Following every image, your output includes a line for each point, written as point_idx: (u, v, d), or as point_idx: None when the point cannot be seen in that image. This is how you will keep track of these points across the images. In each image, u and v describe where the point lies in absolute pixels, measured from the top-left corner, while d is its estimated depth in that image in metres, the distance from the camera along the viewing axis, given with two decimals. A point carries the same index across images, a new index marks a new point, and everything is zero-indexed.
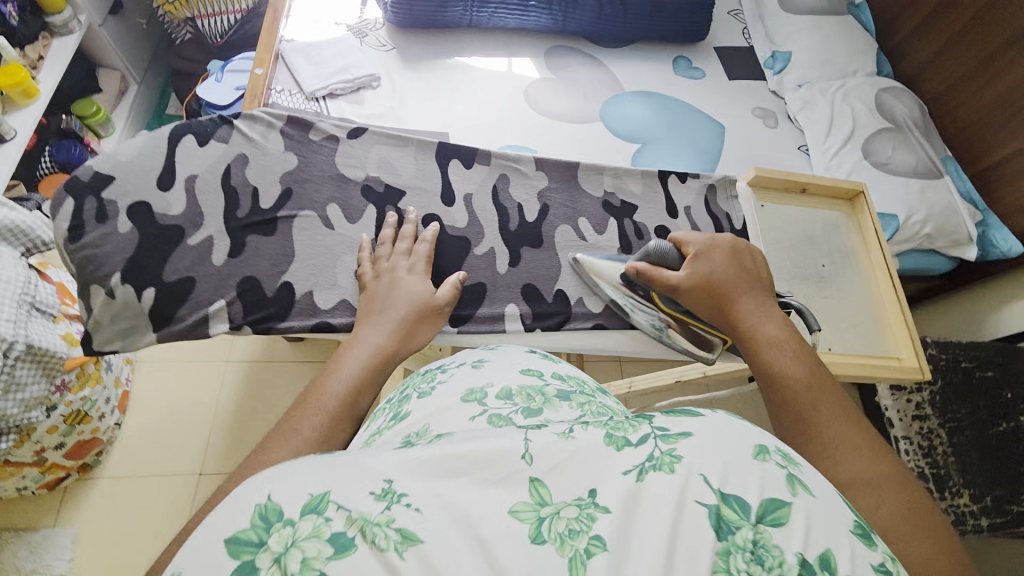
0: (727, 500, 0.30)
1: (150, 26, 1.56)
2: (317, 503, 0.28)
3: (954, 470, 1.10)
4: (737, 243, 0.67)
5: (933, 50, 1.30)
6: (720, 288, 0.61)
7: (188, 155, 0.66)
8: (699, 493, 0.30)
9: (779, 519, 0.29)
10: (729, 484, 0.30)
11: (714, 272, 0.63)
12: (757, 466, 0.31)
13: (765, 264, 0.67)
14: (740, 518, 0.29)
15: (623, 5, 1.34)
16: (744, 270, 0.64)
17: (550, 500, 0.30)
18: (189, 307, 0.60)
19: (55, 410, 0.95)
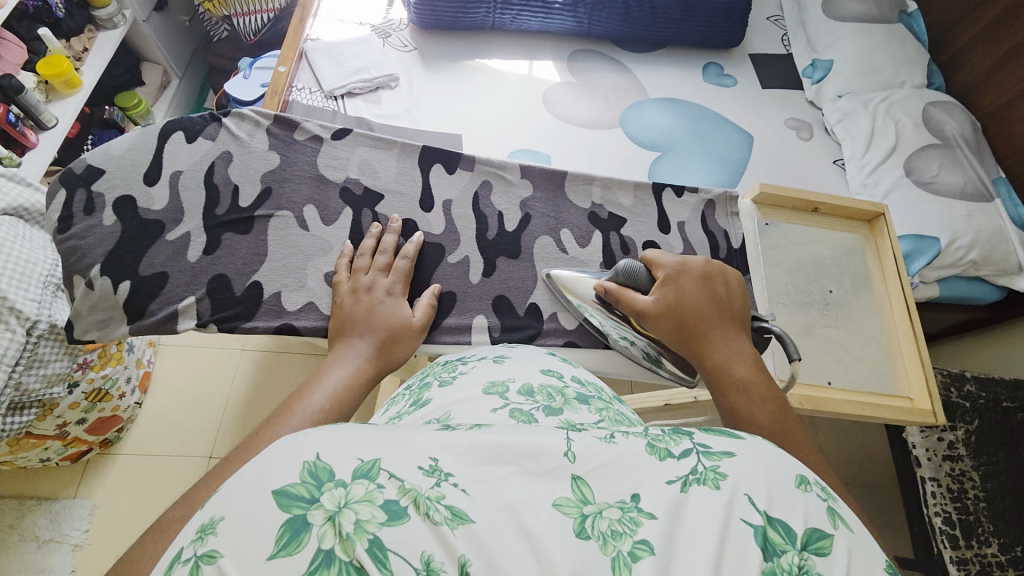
0: (773, 523, 0.29)
1: (192, 24, 1.63)
2: (369, 469, 0.28)
3: (986, 517, 0.94)
4: (710, 266, 0.63)
5: (992, 62, 1.19)
6: (688, 317, 0.58)
7: (176, 151, 0.68)
8: (744, 513, 0.29)
9: (823, 548, 0.29)
10: (775, 507, 0.29)
11: (683, 299, 0.59)
12: (802, 494, 0.31)
13: (742, 291, 0.63)
14: (786, 542, 0.28)
15: (652, 9, 1.29)
16: (717, 297, 0.60)
17: (593, 500, 0.29)
18: (160, 301, 0.62)
19: (78, 387, 0.99)
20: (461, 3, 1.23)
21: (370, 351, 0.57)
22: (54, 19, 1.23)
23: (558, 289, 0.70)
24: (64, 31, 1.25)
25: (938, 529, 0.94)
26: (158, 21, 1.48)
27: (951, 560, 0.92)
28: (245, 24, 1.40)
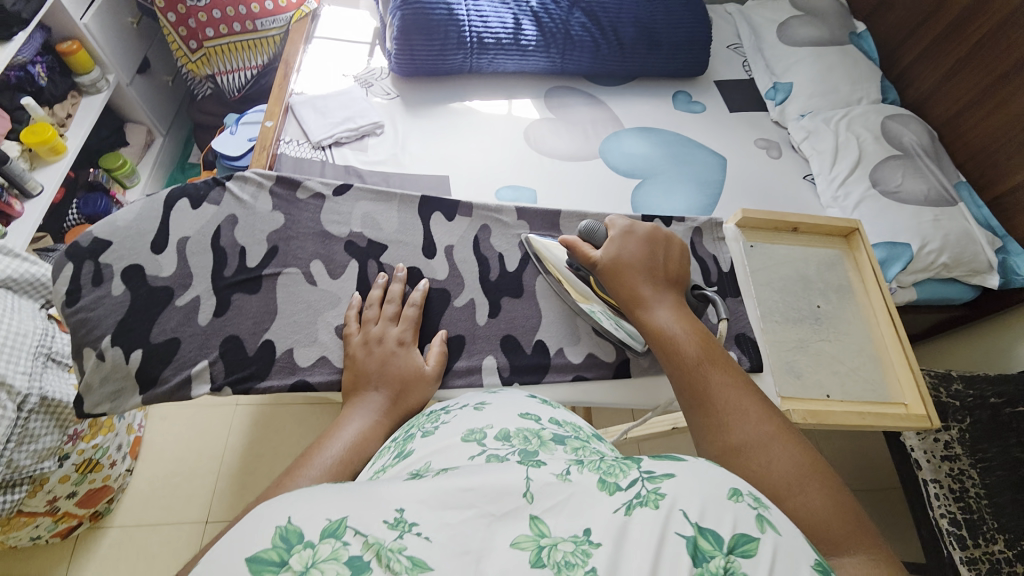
0: (704, 532, 0.30)
1: (175, 83, 1.67)
2: (336, 527, 0.28)
3: (988, 514, 0.96)
4: (654, 232, 0.68)
5: (941, 74, 1.28)
6: (629, 270, 0.64)
7: (181, 217, 0.70)
8: (679, 526, 0.30)
9: (749, 551, 0.30)
10: (706, 519, 0.31)
11: (623, 258, 0.65)
12: (732, 505, 0.32)
13: (681, 262, 0.67)
14: (714, 550, 0.30)
15: (620, 45, 1.37)
16: (655, 259, 0.65)
17: (549, 533, 0.30)
18: (174, 368, 0.63)
19: (67, 459, 0.96)
20: (439, 50, 1.27)
21: (384, 403, 0.58)
22: (37, 87, 1.25)
23: (561, 323, 0.73)
24: (46, 99, 1.26)
25: (945, 530, 0.96)
26: (141, 83, 1.51)
27: (961, 560, 0.94)
28: (229, 81, 1.44)
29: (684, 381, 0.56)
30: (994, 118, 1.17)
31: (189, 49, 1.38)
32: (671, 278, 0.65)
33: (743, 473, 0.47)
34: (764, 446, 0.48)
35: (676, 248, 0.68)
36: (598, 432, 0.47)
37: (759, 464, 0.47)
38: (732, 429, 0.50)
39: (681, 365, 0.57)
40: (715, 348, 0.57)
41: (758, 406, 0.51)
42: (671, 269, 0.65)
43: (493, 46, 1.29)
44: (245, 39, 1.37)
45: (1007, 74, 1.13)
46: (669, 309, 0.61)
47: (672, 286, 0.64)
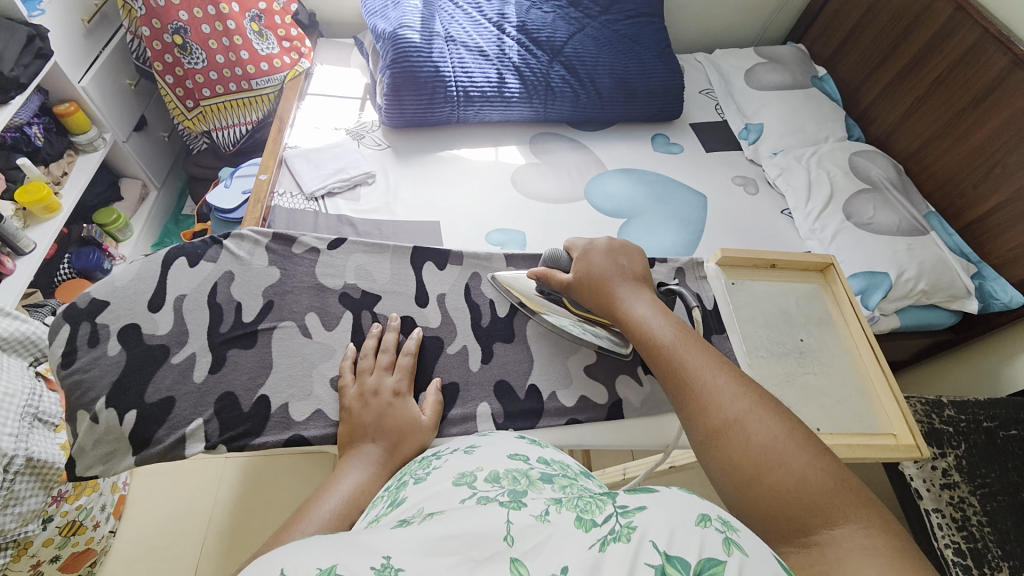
0: (672, 560, 0.31)
1: (171, 139, 1.72)
2: (325, 575, 0.28)
3: (993, 542, 0.95)
4: (613, 243, 0.73)
5: (901, 112, 1.36)
6: (600, 282, 0.69)
7: (178, 275, 0.71)
8: (648, 556, 0.31)
9: (716, 573, 0.30)
10: (674, 546, 0.31)
11: (593, 269, 0.70)
12: (700, 530, 0.33)
13: (643, 263, 0.73)
14: (682, 574, 0.30)
15: (599, 95, 1.45)
16: (620, 265, 0.70)
17: None
18: (167, 427, 0.62)
19: (51, 522, 0.93)
20: (427, 103, 1.34)
21: (381, 455, 0.57)
22: (33, 147, 1.28)
23: (552, 365, 0.74)
24: (41, 158, 1.29)
25: (951, 562, 0.94)
26: (138, 140, 1.56)
27: None
28: (224, 137, 1.49)
29: (660, 365, 0.60)
30: (958, 150, 1.23)
31: (186, 107, 1.43)
32: (640, 277, 0.70)
33: (727, 450, 0.51)
34: (744, 420, 0.51)
35: (634, 252, 0.73)
36: (586, 469, 0.47)
37: (742, 438, 0.50)
38: (712, 409, 0.53)
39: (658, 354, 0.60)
40: (689, 332, 0.62)
41: (734, 382, 0.55)
42: (636, 270, 0.70)
43: (479, 98, 1.37)
44: (240, 98, 1.43)
45: (964, 109, 1.21)
46: (642, 302, 0.66)
47: (641, 284, 0.69)
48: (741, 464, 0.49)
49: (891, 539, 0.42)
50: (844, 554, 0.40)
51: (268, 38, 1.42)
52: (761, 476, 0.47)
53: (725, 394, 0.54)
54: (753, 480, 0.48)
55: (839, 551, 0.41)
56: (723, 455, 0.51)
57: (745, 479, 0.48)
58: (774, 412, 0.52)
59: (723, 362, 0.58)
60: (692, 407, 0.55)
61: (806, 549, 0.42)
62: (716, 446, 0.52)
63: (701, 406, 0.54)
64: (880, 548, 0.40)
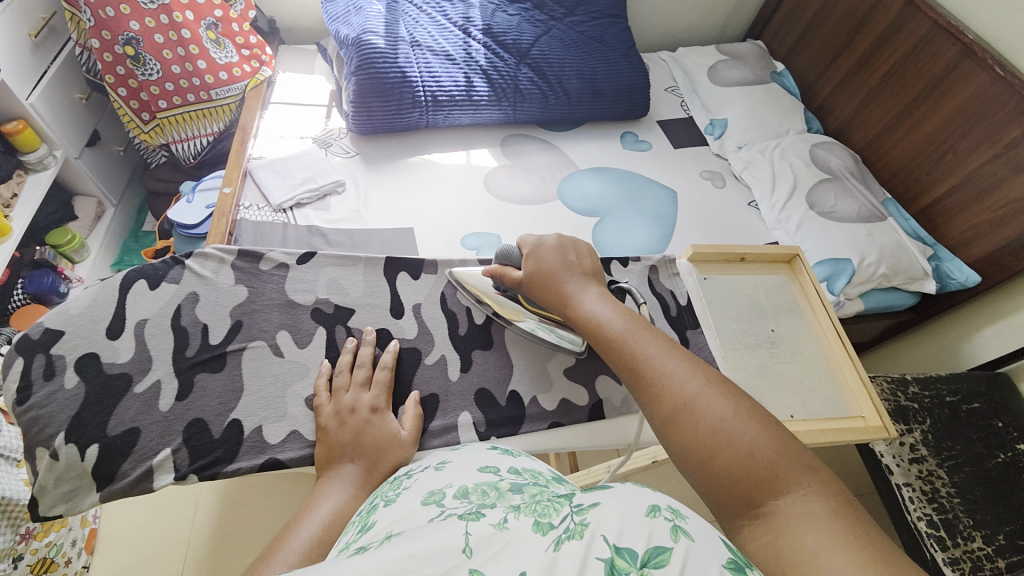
0: (621, 552, 0.32)
1: (127, 153, 1.65)
2: None
3: (962, 512, 0.99)
4: (562, 238, 0.72)
5: (856, 104, 1.42)
6: (551, 279, 0.67)
7: (139, 299, 0.68)
8: (598, 550, 0.32)
9: (661, 562, 0.31)
10: (624, 538, 0.32)
11: (543, 267, 0.68)
12: (650, 520, 0.34)
13: (593, 256, 0.72)
14: (629, 565, 0.31)
15: (567, 95, 1.46)
16: (570, 261, 0.69)
17: None
18: (133, 460, 0.60)
19: (20, 561, 0.93)
20: (395, 109, 1.32)
21: (360, 475, 0.56)
22: None
23: (532, 370, 0.74)
24: None
25: (925, 532, 0.98)
26: (90, 155, 1.49)
27: (943, 561, 0.96)
28: (183, 149, 1.44)
29: (612, 356, 0.59)
30: (911, 139, 1.29)
31: (141, 120, 1.37)
32: (590, 272, 0.69)
33: (680, 435, 0.50)
34: (695, 403, 0.51)
35: (582, 246, 0.72)
36: (557, 476, 0.47)
37: (693, 422, 0.50)
38: (661, 394, 0.53)
39: (610, 346, 0.59)
40: (639, 320, 0.61)
41: (683, 365, 0.54)
42: (586, 266, 0.69)
43: (447, 102, 1.36)
44: (199, 109, 1.38)
45: (916, 99, 1.27)
46: (591, 295, 0.65)
47: (590, 278, 0.68)
48: (696, 448, 0.49)
49: (839, 506, 0.43)
50: (793, 527, 0.42)
51: (226, 46, 1.38)
52: (713, 459, 0.48)
53: (675, 379, 0.53)
54: (706, 462, 0.48)
55: (790, 526, 0.42)
56: (677, 439, 0.51)
57: (699, 462, 0.49)
58: (725, 391, 0.52)
59: (673, 346, 0.57)
60: (643, 394, 0.55)
61: (758, 524, 0.44)
62: (670, 431, 0.52)
63: (653, 393, 0.54)
64: (828, 517, 0.42)
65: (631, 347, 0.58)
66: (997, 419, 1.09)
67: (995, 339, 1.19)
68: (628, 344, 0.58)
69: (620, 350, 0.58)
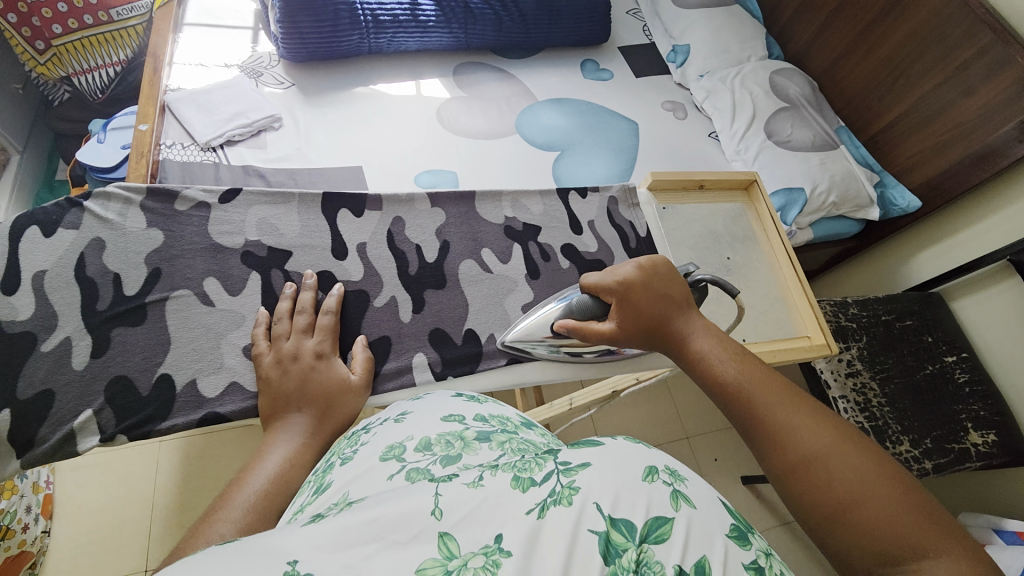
0: (616, 524, 0.28)
1: (27, 91, 1.42)
2: None
3: (892, 418, 1.09)
4: (642, 265, 0.62)
5: (816, 27, 1.38)
6: (649, 326, 0.59)
7: (33, 249, 0.61)
8: (591, 521, 0.28)
9: (662, 535, 0.28)
10: (619, 508, 0.29)
11: (640, 318, 0.59)
12: (646, 486, 0.30)
13: (674, 271, 0.63)
14: (627, 541, 0.28)
15: (521, 16, 1.35)
16: (665, 299, 0.60)
17: (458, 552, 0.26)
18: (51, 424, 0.55)
19: None
20: (331, 31, 1.18)
21: (311, 423, 0.54)
22: None
23: (488, 308, 0.73)
24: None
25: None
26: None
27: None
28: (88, 83, 1.25)
29: (727, 397, 0.52)
30: (868, 62, 1.27)
31: (34, 50, 1.17)
32: (684, 303, 0.61)
33: (809, 494, 0.44)
34: (822, 456, 0.45)
35: (665, 267, 0.63)
36: (526, 421, 0.46)
37: (826, 472, 0.44)
38: (791, 442, 0.46)
39: (720, 389, 0.53)
40: (755, 362, 0.54)
41: (804, 413, 0.48)
42: (678, 297, 0.61)
43: (391, 24, 1.22)
44: (101, 33, 1.18)
45: (875, 20, 1.23)
46: (700, 338, 0.57)
47: (695, 313, 0.61)
48: (826, 504, 0.43)
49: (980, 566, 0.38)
50: None
51: None
52: (847, 518, 0.41)
53: (800, 429, 0.47)
54: (839, 521, 0.42)
55: None
56: (803, 492, 0.45)
57: (826, 518, 0.43)
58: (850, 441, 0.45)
59: (793, 393, 0.50)
60: (766, 437, 0.48)
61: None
62: (796, 481, 0.45)
63: (777, 441, 0.47)
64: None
65: (745, 383, 0.52)
66: (927, 333, 1.18)
67: (932, 260, 1.27)
68: (738, 379, 0.52)
69: (736, 399, 0.51)
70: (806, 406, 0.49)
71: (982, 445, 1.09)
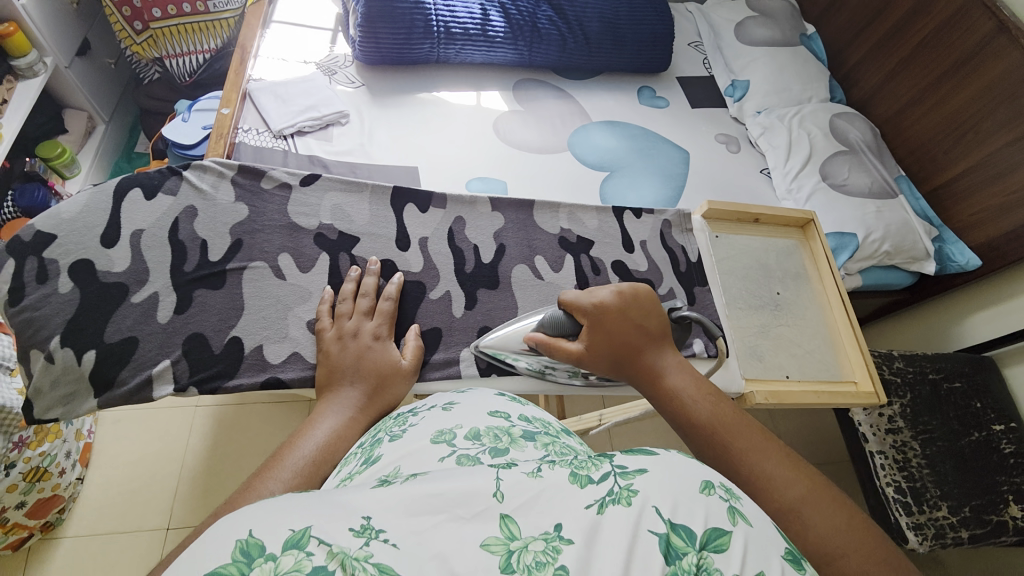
0: (676, 528, 0.29)
1: (120, 66, 1.54)
2: (299, 537, 0.25)
3: (931, 482, 1.03)
4: (621, 291, 0.63)
5: (884, 73, 1.36)
6: (620, 351, 0.59)
7: (134, 209, 0.67)
8: (650, 523, 0.29)
9: (721, 546, 0.29)
10: (678, 514, 0.29)
11: (608, 338, 0.60)
12: (704, 498, 0.31)
13: (657, 307, 0.63)
14: (687, 545, 0.28)
15: (587, 39, 1.38)
16: (631, 330, 0.60)
17: (520, 534, 0.28)
18: (131, 369, 0.60)
19: (13, 468, 0.92)
20: (405, 38, 1.24)
21: (360, 400, 0.56)
22: None
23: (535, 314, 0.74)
24: None
25: (892, 499, 1.02)
26: (80, 66, 1.38)
27: (907, 526, 1.00)
28: (179, 66, 1.35)
29: (701, 438, 0.51)
30: (936, 113, 1.24)
31: (133, 29, 1.27)
32: (656, 338, 0.60)
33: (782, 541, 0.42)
34: (797, 503, 0.43)
35: (645, 299, 0.62)
36: (565, 426, 0.47)
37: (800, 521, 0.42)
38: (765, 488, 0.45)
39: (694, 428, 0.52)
40: (728, 404, 0.53)
41: (781, 461, 0.47)
42: (651, 330, 0.60)
43: (460, 36, 1.28)
44: (196, 21, 1.28)
45: (946, 73, 1.21)
46: (676, 374, 0.58)
47: (668, 350, 0.60)
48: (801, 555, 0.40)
49: None
50: None
51: None
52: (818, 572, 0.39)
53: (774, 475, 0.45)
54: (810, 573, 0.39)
55: None
56: None
57: None
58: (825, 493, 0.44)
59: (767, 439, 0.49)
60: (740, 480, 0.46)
61: None
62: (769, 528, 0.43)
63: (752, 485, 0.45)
64: None
65: (720, 421, 0.51)
66: (977, 398, 1.13)
67: (988, 323, 1.21)
68: (712, 419, 0.52)
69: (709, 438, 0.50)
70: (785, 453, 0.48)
71: (1021, 521, 1.03)
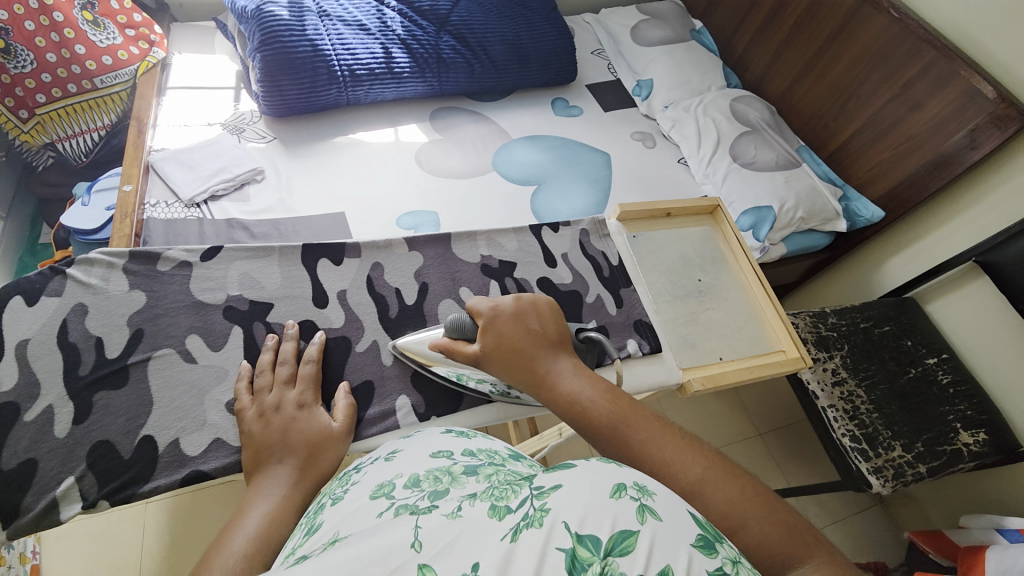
0: (582, 540, 0.29)
1: (10, 159, 1.43)
2: None
3: (880, 424, 1.10)
4: (520, 301, 0.64)
5: (769, 56, 1.47)
6: (518, 358, 0.59)
7: (16, 319, 0.63)
8: (559, 539, 0.29)
9: (626, 548, 0.29)
10: (586, 524, 0.29)
11: (506, 346, 0.60)
12: (614, 502, 0.31)
13: (554, 312, 0.65)
14: (592, 555, 0.28)
15: (492, 63, 1.42)
16: (530, 333, 0.61)
17: None
18: (32, 495, 0.55)
19: None
20: (311, 86, 1.23)
21: (294, 473, 0.54)
22: None
23: None
24: None
25: (850, 449, 1.07)
26: None
27: (868, 471, 1.05)
28: (72, 147, 1.27)
29: (604, 437, 0.51)
30: (820, 85, 1.35)
31: (18, 118, 1.17)
32: (555, 339, 0.62)
33: None
34: (697, 481, 0.45)
35: (544, 307, 0.64)
36: (514, 452, 0.47)
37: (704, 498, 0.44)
38: (669, 473, 0.46)
39: (596, 428, 0.52)
40: (622, 397, 0.54)
41: (676, 442, 0.49)
42: (549, 333, 0.62)
43: (367, 76, 1.28)
44: (85, 100, 1.21)
45: (823, 47, 1.32)
46: (570, 376, 0.57)
47: (563, 351, 0.61)
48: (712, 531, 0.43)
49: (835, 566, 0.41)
50: None
51: (106, 27, 1.20)
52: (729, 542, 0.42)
53: (674, 459, 0.47)
54: None
55: None
56: None
57: None
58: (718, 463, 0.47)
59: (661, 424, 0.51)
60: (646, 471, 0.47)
61: None
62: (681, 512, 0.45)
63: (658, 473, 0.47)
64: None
65: (619, 417, 0.52)
66: (906, 338, 1.21)
67: (900, 267, 1.31)
68: (611, 414, 0.52)
69: (612, 437, 0.51)
70: (680, 433, 0.50)
71: (974, 445, 1.09)
